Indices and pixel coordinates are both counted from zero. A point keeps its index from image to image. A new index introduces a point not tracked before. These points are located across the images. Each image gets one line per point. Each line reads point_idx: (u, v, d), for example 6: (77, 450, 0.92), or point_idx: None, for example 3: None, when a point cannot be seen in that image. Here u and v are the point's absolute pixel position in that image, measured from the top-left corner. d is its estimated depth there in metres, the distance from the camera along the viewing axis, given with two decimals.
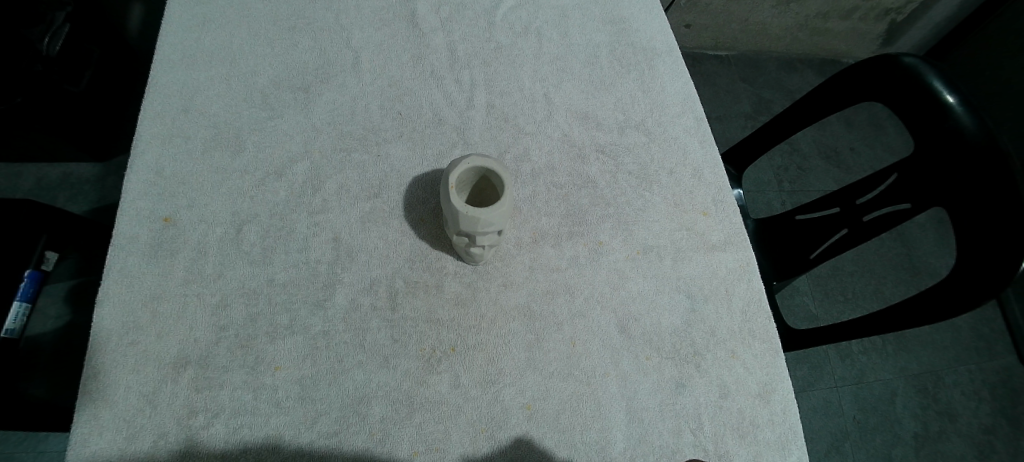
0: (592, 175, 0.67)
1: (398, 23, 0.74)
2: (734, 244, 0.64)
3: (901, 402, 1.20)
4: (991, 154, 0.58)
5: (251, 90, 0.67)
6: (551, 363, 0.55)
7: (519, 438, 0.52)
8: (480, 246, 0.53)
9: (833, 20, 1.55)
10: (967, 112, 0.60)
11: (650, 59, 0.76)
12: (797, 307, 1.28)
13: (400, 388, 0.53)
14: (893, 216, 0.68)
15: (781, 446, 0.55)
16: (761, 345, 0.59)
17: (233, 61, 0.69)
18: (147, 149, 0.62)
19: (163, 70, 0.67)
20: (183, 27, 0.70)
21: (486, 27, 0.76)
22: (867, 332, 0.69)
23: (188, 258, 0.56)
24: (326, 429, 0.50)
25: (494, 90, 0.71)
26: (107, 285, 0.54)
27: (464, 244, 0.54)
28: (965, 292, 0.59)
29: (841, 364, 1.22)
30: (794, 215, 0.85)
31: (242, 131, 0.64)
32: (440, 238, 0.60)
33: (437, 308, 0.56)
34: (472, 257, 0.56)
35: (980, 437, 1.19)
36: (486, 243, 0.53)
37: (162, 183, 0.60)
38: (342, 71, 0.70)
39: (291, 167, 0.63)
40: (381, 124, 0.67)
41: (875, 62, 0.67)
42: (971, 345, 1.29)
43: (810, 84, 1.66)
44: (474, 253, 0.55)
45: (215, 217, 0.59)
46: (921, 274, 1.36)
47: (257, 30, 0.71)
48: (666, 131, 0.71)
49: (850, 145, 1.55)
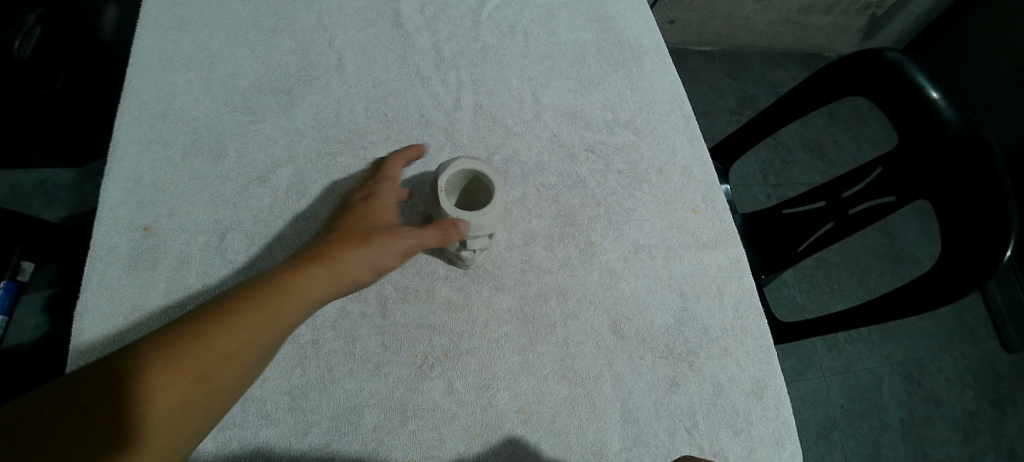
0: (582, 174, 0.66)
1: (382, 23, 0.73)
2: (724, 241, 0.64)
3: (888, 389, 1.23)
4: (975, 149, 0.58)
5: (232, 94, 0.65)
6: (545, 366, 0.55)
7: (515, 441, 0.51)
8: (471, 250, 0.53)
9: (816, 15, 1.57)
10: (951, 108, 0.61)
11: (638, 57, 0.76)
12: (784, 300, 1.29)
13: (392, 395, 0.52)
14: (879, 209, 0.68)
15: (775, 441, 0.55)
16: (755, 342, 0.60)
17: (210, 64, 0.67)
18: (124, 156, 0.60)
19: (137, 74, 0.65)
20: (158, 29, 0.68)
21: (472, 26, 0.74)
22: (855, 324, 0.69)
23: (170, 268, 0.55)
24: (318, 440, 0.49)
25: (481, 90, 0.70)
26: (86, 296, 0.52)
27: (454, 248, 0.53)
28: (951, 283, 0.59)
29: (829, 354, 1.24)
30: (781, 209, 0.85)
31: (223, 137, 0.63)
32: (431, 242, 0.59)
33: (428, 314, 0.56)
34: (466, 261, 0.56)
35: (964, 421, 1.22)
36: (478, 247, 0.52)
37: (141, 192, 0.58)
38: (326, 73, 0.68)
39: (274, 172, 0.61)
40: (368, 127, 0.65)
41: (860, 58, 0.68)
42: (954, 332, 1.32)
43: (793, 79, 1.67)
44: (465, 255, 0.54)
45: (196, 225, 0.57)
46: (905, 264, 1.38)
47: (236, 32, 0.69)
48: (655, 130, 0.71)
49: (834, 138, 1.57)
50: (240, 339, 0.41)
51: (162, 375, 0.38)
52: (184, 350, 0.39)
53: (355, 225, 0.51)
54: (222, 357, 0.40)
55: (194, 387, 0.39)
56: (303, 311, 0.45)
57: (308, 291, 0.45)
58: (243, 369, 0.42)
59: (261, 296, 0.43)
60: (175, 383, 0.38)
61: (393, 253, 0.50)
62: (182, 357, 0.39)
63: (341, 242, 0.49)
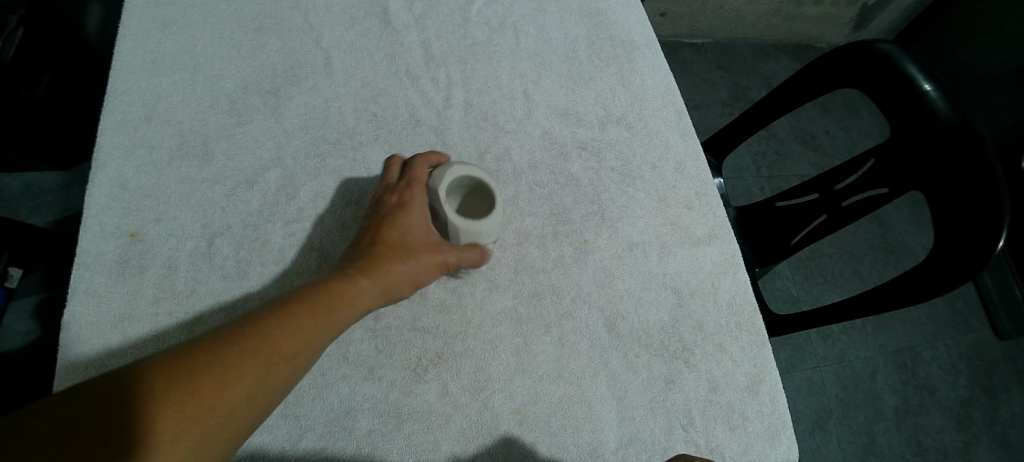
0: (575, 172, 0.66)
1: (370, 21, 0.72)
2: (718, 237, 0.64)
3: (882, 379, 1.24)
4: (968, 141, 0.58)
5: (218, 95, 0.64)
6: (540, 366, 0.55)
7: (511, 442, 0.51)
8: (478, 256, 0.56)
9: (806, 6, 1.57)
10: (943, 100, 0.61)
11: (629, 52, 0.75)
12: (779, 291, 1.30)
13: (387, 399, 0.51)
14: (872, 201, 0.68)
15: (770, 436, 0.55)
16: (749, 337, 0.60)
17: (195, 65, 0.65)
18: (108, 161, 0.59)
19: (120, 77, 0.63)
20: (140, 30, 0.66)
21: (462, 23, 0.74)
22: (849, 316, 0.69)
23: (159, 274, 0.54)
24: (312, 445, 0.49)
25: (472, 88, 0.69)
26: (73, 305, 0.51)
27: None
28: (944, 275, 0.59)
29: (823, 344, 1.25)
30: (774, 202, 0.85)
31: (210, 139, 0.61)
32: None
33: (421, 316, 0.55)
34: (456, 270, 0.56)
35: (958, 409, 1.24)
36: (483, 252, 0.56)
37: (126, 197, 0.57)
38: (313, 72, 0.67)
39: (263, 175, 0.60)
40: (357, 127, 0.65)
41: (852, 50, 0.68)
42: (947, 321, 1.33)
43: (785, 70, 1.67)
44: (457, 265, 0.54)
45: (184, 230, 0.56)
46: (898, 254, 1.39)
47: (220, 32, 0.68)
48: (648, 126, 0.70)
49: (826, 129, 1.57)
50: (281, 352, 0.41)
51: (199, 383, 0.37)
52: (229, 360, 0.39)
53: (393, 241, 0.51)
54: (262, 369, 0.40)
55: (237, 399, 0.38)
56: (342, 325, 0.46)
57: (345, 308, 0.46)
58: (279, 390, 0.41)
59: (313, 309, 0.44)
60: (219, 391, 0.38)
61: (425, 275, 0.51)
62: (227, 367, 0.39)
63: (377, 260, 0.49)
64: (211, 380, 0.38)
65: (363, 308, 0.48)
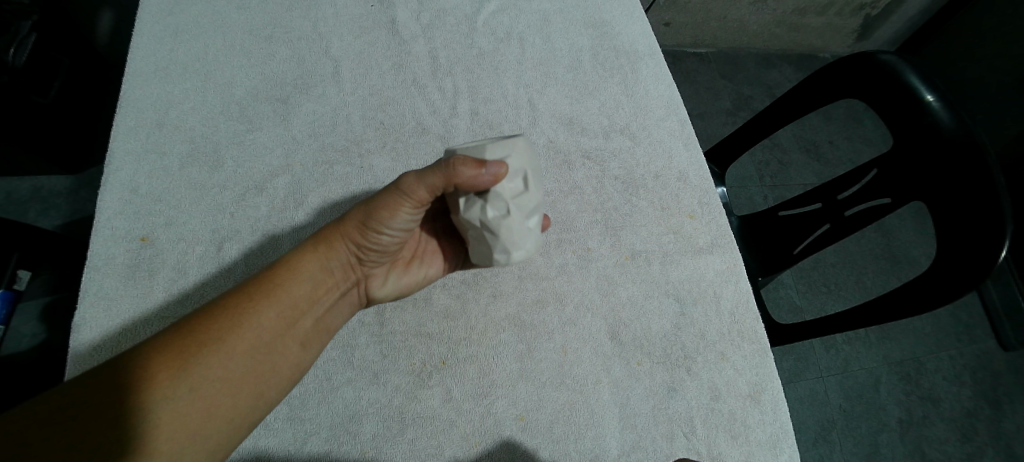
0: (579, 180, 0.67)
1: (379, 30, 0.73)
2: (720, 246, 0.65)
3: (886, 389, 1.23)
4: (970, 153, 0.59)
5: (228, 102, 0.65)
6: (543, 373, 0.55)
7: (513, 448, 0.51)
8: (495, 210, 0.48)
9: (810, 16, 1.58)
10: (945, 111, 0.62)
11: (633, 62, 0.76)
12: (782, 300, 1.29)
13: (391, 404, 0.52)
14: (875, 210, 0.68)
15: (772, 445, 0.55)
16: (751, 346, 0.60)
17: (206, 73, 0.67)
18: (121, 166, 0.60)
19: (133, 84, 0.65)
20: (153, 38, 0.68)
21: (468, 33, 0.75)
22: (852, 326, 0.69)
23: (168, 278, 0.55)
24: (317, 449, 0.49)
25: (477, 96, 0.70)
26: (84, 308, 0.52)
27: (476, 211, 0.49)
28: (946, 285, 0.60)
29: (827, 354, 1.24)
30: (776, 211, 0.85)
31: (220, 146, 0.63)
32: (454, 259, 0.59)
33: (426, 322, 0.56)
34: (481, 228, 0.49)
35: (963, 420, 1.23)
36: (500, 203, 0.48)
37: (137, 202, 0.58)
38: (322, 81, 0.68)
39: (271, 181, 0.61)
40: (364, 135, 0.66)
41: (854, 61, 0.68)
42: (951, 331, 1.32)
43: (788, 80, 1.68)
44: (480, 219, 0.49)
45: (193, 235, 0.57)
46: (901, 264, 1.39)
47: (232, 41, 0.69)
48: (651, 135, 0.71)
49: (829, 139, 1.57)
50: (237, 321, 0.44)
51: (171, 359, 0.40)
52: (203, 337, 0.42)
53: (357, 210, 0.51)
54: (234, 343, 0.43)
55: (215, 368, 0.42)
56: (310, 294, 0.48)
57: (305, 276, 0.48)
58: (248, 357, 0.43)
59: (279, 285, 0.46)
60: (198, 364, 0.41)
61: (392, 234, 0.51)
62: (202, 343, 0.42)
63: (326, 228, 0.50)
64: (177, 357, 0.40)
65: (322, 273, 0.49)
